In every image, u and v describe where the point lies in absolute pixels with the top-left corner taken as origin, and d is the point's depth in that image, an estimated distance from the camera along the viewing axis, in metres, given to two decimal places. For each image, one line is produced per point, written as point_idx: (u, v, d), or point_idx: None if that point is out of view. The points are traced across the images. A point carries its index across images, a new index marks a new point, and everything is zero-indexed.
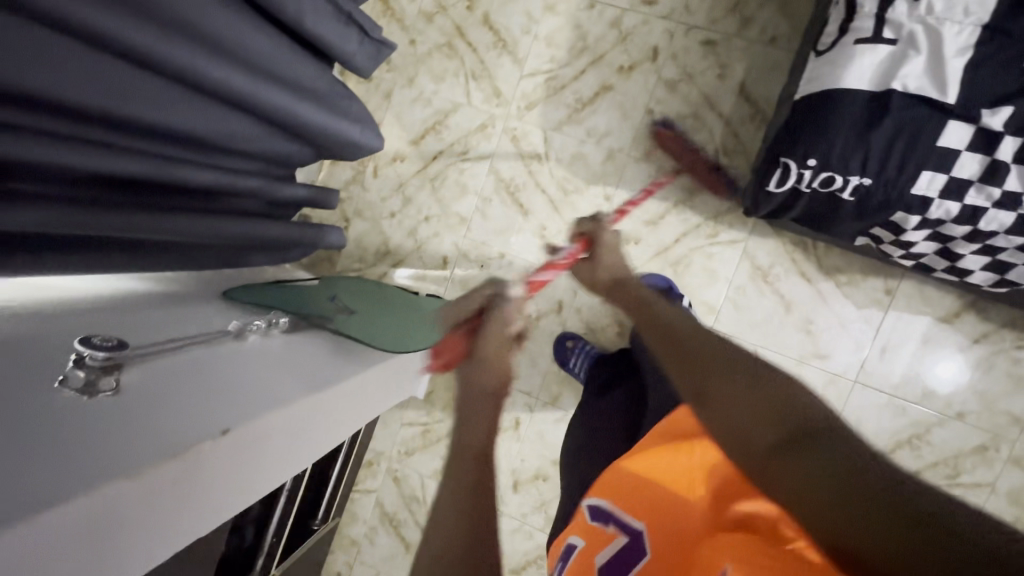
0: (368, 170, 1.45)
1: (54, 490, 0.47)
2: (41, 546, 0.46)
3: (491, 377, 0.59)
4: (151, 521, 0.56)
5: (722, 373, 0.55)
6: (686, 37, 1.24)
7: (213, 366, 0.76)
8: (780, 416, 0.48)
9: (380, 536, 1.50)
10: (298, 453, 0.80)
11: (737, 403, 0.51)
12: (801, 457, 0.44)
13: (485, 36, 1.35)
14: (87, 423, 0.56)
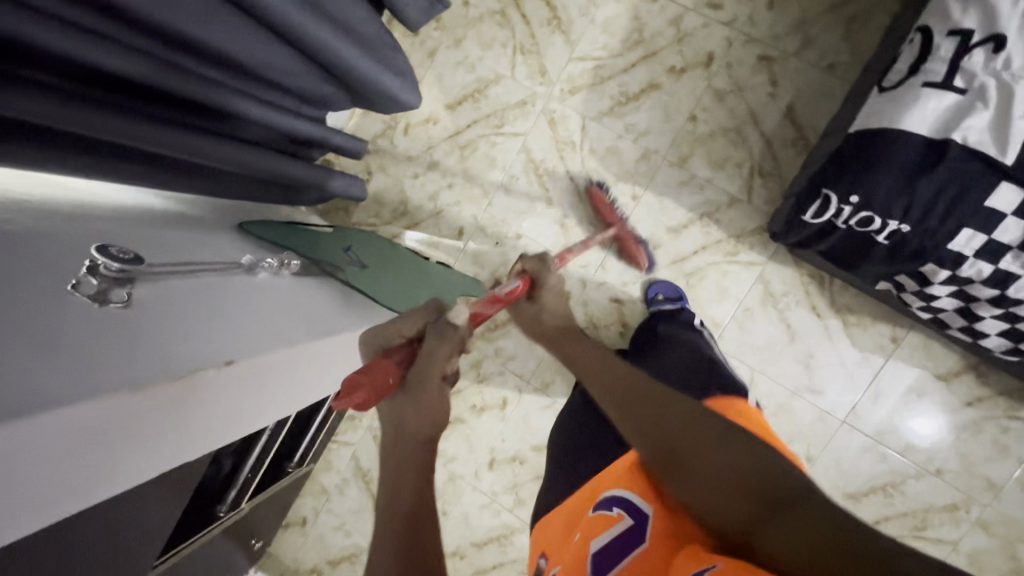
0: (399, 126, 1.43)
1: (60, 391, 0.47)
2: (41, 445, 0.45)
3: (423, 420, 0.52)
4: (148, 438, 0.56)
5: (682, 435, 0.51)
6: (745, 48, 1.22)
7: (221, 296, 0.75)
8: (754, 482, 0.46)
9: (351, 488, 1.52)
10: (299, 394, 0.80)
11: (710, 473, 0.48)
12: (796, 525, 0.43)
13: (540, 11, 1.32)
14: (95, 331, 0.55)
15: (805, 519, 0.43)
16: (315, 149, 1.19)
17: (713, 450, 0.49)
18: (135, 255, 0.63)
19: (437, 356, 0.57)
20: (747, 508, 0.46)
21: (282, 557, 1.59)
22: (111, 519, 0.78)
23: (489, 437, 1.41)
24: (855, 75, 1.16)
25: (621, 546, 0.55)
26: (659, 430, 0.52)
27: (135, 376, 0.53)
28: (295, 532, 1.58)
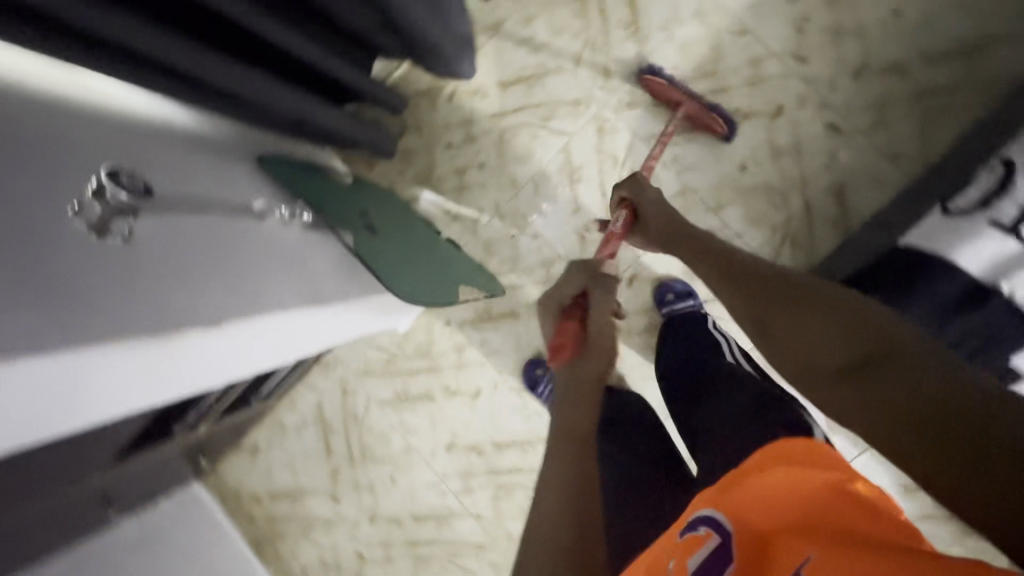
0: (445, 89, 1.36)
1: (37, 341, 0.44)
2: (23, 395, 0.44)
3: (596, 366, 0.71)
4: (128, 387, 0.54)
5: (785, 313, 0.55)
6: (816, 112, 1.17)
7: (225, 239, 0.73)
8: (851, 339, 0.48)
9: (307, 431, 1.53)
10: (287, 351, 0.79)
11: (800, 352, 0.52)
12: (868, 382, 0.44)
13: (621, 13, 1.25)
14: (89, 271, 0.53)
15: (886, 377, 0.43)
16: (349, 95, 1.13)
17: (812, 317, 0.52)
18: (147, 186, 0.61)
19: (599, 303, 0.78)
20: (836, 360, 0.48)
21: (224, 479, 1.60)
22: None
23: (454, 421, 1.41)
24: (915, 171, 1.13)
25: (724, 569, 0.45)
26: (762, 314, 0.58)
27: (120, 331, 0.51)
28: (244, 457, 1.59)
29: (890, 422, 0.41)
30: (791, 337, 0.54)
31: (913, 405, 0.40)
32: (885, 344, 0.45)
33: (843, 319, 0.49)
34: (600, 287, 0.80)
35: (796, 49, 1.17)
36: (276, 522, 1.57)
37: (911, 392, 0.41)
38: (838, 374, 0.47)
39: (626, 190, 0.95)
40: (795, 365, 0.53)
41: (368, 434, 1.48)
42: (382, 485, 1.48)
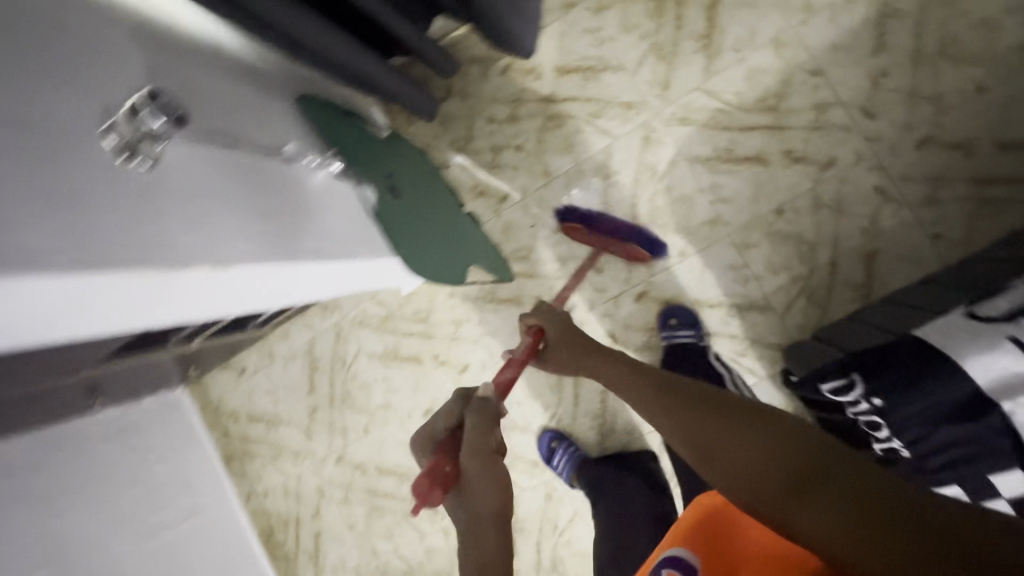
0: (499, 61, 1.33)
1: (46, 258, 0.45)
2: (29, 308, 0.45)
3: (490, 502, 0.65)
4: (132, 312, 0.56)
5: (720, 432, 0.61)
6: (868, 173, 1.13)
7: (249, 180, 0.73)
8: (785, 460, 0.54)
9: (294, 365, 1.57)
10: (289, 298, 0.80)
11: (740, 473, 0.56)
12: (802, 496, 0.51)
13: (697, 24, 1.20)
14: (110, 192, 0.53)
15: (826, 486, 0.50)
16: (403, 48, 1.10)
17: (743, 442, 0.58)
18: (185, 115, 0.56)
19: (480, 437, 0.71)
20: (777, 483, 0.53)
21: (207, 391, 1.65)
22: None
23: (436, 390, 1.44)
24: (953, 257, 1.10)
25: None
26: (694, 434, 0.63)
27: (128, 261, 0.51)
28: (230, 375, 1.64)
29: (840, 531, 0.47)
30: (737, 463, 0.57)
31: (857, 515, 0.46)
32: (812, 460, 0.53)
33: (767, 439, 0.57)
34: (474, 410, 0.74)
35: (866, 104, 1.12)
36: (248, 442, 1.63)
37: (848, 502, 0.48)
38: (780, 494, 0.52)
39: (533, 316, 0.96)
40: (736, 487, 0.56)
41: (352, 382, 1.51)
42: (355, 433, 1.53)
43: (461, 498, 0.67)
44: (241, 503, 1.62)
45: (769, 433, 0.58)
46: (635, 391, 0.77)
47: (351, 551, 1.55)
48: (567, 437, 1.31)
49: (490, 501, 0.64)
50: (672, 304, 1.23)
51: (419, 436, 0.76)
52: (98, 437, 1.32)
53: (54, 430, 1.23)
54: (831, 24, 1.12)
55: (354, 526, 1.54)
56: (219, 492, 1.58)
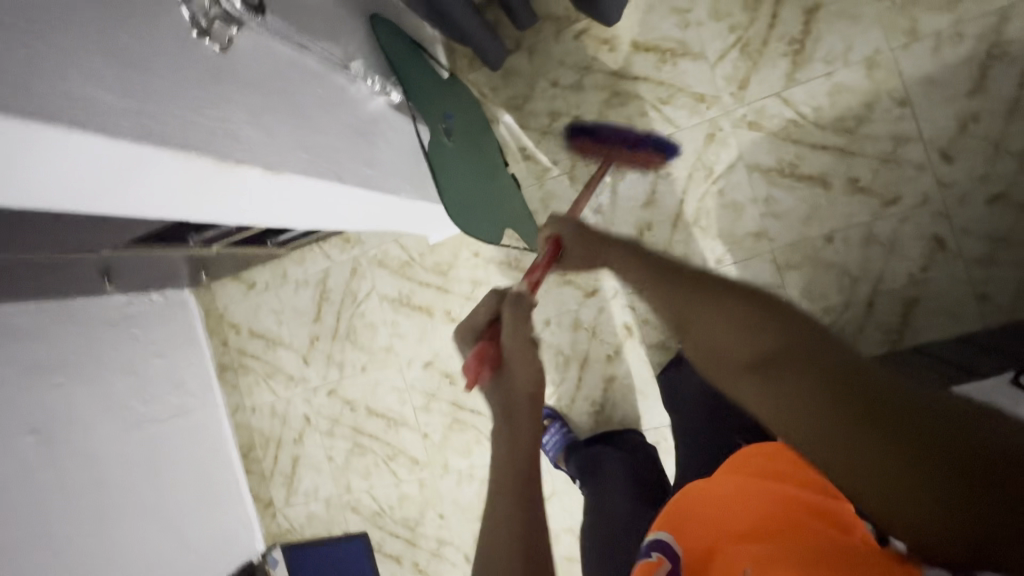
0: (575, 23, 1.26)
1: (109, 118, 0.42)
2: (84, 165, 0.42)
3: (526, 382, 0.62)
4: (178, 196, 0.53)
5: (718, 325, 0.47)
6: (930, 218, 1.09)
7: (310, 88, 0.70)
8: (810, 364, 0.40)
9: (305, 291, 1.55)
10: (325, 218, 0.77)
11: (721, 354, 0.45)
12: (800, 375, 0.39)
13: (791, 26, 1.13)
14: (182, 67, 0.50)
15: (865, 401, 0.36)
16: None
17: (757, 338, 0.44)
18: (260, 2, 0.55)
19: (516, 331, 0.66)
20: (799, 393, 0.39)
21: (213, 299, 1.64)
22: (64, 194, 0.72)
23: (440, 344, 1.43)
24: (995, 321, 1.06)
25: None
26: (687, 318, 0.50)
27: (189, 140, 0.48)
28: (238, 288, 1.62)
29: (842, 435, 0.36)
30: (737, 367, 0.44)
31: (907, 444, 0.34)
32: (849, 371, 0.38)
33: (768, 318, 0.44)
34: (510, 304, 0.69)
35: (946, 146, 1.07)
36: (244, 357, 1.63)
37: (856, 395, 0.37)
38: (774, 377, 0.41)
39: (549, 227, 0.81)
40: (718, 372, 0.46)
41: (359, 319, 1.50)
42: (352, 369, 1.52)
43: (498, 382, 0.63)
44: (227, 413, 1.63)
45: (789, 331, 0.43)
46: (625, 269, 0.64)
47: (326, 481, 1.56)
48: (561, 417, 1.31)
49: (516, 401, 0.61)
50: None
51: (462, 331, 0.72)
52: (105, 319, 1.35)
53: (66, 305, 1.27)
54: (933, 54, 1.06)
55: (334, 459, 1.55)
56: (208, 399, 1.59)
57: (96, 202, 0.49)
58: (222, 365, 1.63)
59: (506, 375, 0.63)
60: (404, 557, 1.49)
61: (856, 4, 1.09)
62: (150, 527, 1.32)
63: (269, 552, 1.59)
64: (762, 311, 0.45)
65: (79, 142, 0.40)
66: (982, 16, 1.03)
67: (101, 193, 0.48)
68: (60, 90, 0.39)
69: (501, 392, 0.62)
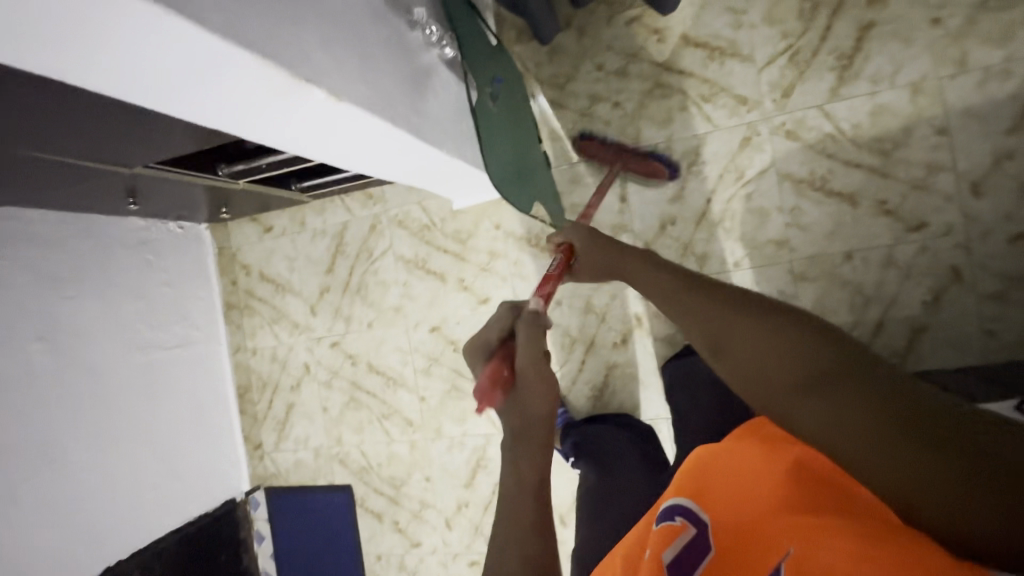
0: (628, 9, 1.26)
1: (202, 8, 0.42)
2: (162, 48, 0.43)
3: (540, 410, 0.53)
4: (237, 103, 0.54)
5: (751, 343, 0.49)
6: (951, 249, 1.10)
7: (376, 25, 0.70)
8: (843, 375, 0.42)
9: (322, 242, 1.55)
10: (357, 156, 0.78)
11: (755, 373, 0.47)
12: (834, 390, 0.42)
13: (843, 41, 1.13)
14: None
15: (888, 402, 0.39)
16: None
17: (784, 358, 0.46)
18: None
19: (538, 350, 0.58)
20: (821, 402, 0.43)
21: (228, 238, 1.63)
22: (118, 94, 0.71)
23: (449, 311, 1.44)
24: (997, 358, 1.08)
25: (700, 556, 0.49)
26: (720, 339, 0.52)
27: (270, 52, 0.49)
28: (254, 229, 1.61)
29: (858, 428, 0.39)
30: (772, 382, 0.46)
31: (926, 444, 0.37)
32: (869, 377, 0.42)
33: (802, 333, 0.47)
34: (526, 321, 0.62)
35: (978, 181, 1.08)
36: (251, 299, 1.63)
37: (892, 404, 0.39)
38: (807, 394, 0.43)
39: (560, 233, 0.78)
40: (751, 391, 0.48)
41: (372, 276, 1.51)
42: (359, 325, 1.53)
43: (512, 406, 0.54)
44: (229, 351, 1.64)
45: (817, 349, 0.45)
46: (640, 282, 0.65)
47: (318, 431, 1.58)
48: (559, 398, 1.33)
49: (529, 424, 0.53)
50: None
51: (471, 345, 0.61)
52: (120, 240, 1.34)
53: (83, 220, 1.27)
54: (979, 87, 1.07)
55: (329, 410, 1.57)
56: (212, 335, 1.60)
57: (164, 93, 0.50)
58: (229, 304, 1.64)
59: (521, 397, 0.54)
60: (386, 514, 1.52)
61: (911, 27, 1.09)
62: (142, 451, 1.33)
63: (252, 493, 1.61)
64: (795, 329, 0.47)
65: (168, 24, 0.40)
66: None
67: (170, 83, 0.48)
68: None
69: (515, 414, 0.54)
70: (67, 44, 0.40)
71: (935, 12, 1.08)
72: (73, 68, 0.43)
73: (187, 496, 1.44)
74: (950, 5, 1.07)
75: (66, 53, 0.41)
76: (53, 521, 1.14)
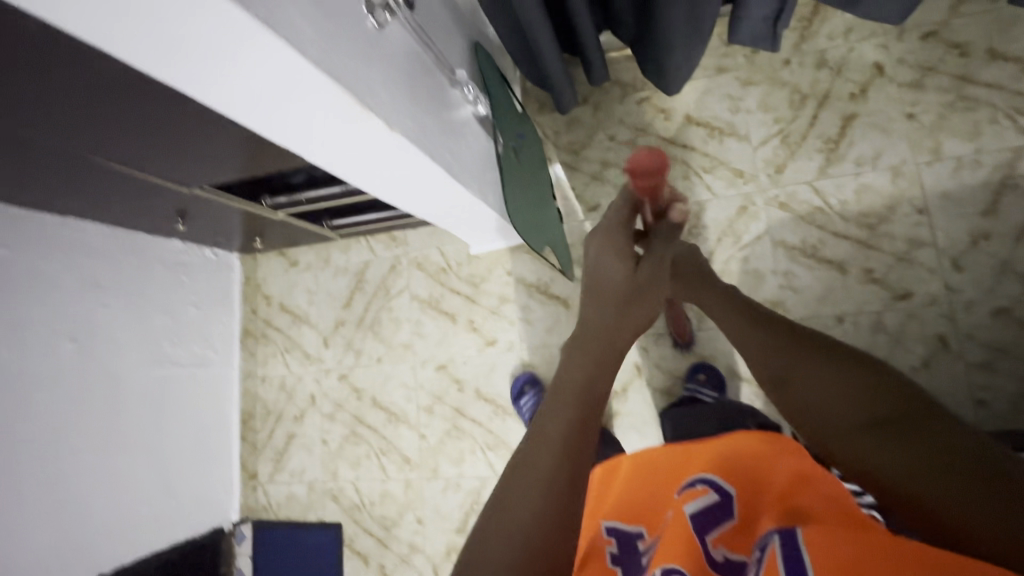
0: (638, 91, 1.42)
1: (297, 36, 0.54)
2: (261, 63, 0.54)
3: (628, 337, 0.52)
4: (308, 119, 0.66)
5: (800, 362, 0.45)
6: (937, 318, 1.16)
7: (426, 79, 0.84)
8: (864, 396, 0.39)
9: (343, 278, 1.65)
10: (391, 182, 0.90)
11: (806, 405, 0.42)
12: (854, 401, 0.39)
13: (829, 128, 1.27)
14: (353, 37, 0.65)
15: (914, 425, 0.35)
16: (574, 30, 1.21)
17: (821, 377, 0.42)
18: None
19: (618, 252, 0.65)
20: (850, 421, 0.39)
21: (255, 269, 1.73)
22: (200, 113, 0.84)
23: (457, 352, 1.49)
24: (988, 426, 1.11)
25: (717, 521, 0.49)
26: (778, 368, 0.46)
27: (335, 73, 0.60)
28: (281, 263, 1.71)
29: (877, 440, 0.36)
30: (808, 391, 0.43)
31: (944, 448, 0.33)
32: (901, 396, 0.38)
33: (846, 367, 0.42)
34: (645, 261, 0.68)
35: (958, 257, 1.17)
36: (268, 328, 1.69)
37: (942, 448, 0.33)
38: (849, 430, 0.38)
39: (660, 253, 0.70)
40: (800, 423, 0.43)
41: (387, 313, 1.58)
42: (368, 359, 1.58)
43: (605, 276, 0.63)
44: (239, 377, 1.69)
45: (860, 375, 0.41)
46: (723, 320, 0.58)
47: (315, 464, 1.58)
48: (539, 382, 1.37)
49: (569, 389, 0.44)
50: (705, 362, 1.28)
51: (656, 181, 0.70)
52: (163, 257, 1.46)
53: (131, 237, 1.38)
54: (953, 173, 1.19)
55: (328, 443, 1.58)
56: (226, 358, 1.66)
57: (250, 107, 0.62)
58: (246, 331, 1.71)
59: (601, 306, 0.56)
60: (373, 556, 1.48)
61: (888, 120, 1.24)
62: (139, 464, 1.35)
63: (238, 525, 1.59)
64: (838, 351, 0.44)
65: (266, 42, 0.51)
66: (1000, 150, 1.16)
67: (257, 99, 0.61)
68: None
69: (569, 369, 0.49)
70: (176, 52, 0.51)
71: (909, 108, 1.23)
72: (189, 77, 0.56)
73: (174, 517, 1.43)
74: (922, 104, 1.22)
75: (187, 66, 0.54)
76: (44, 519, 1.14)
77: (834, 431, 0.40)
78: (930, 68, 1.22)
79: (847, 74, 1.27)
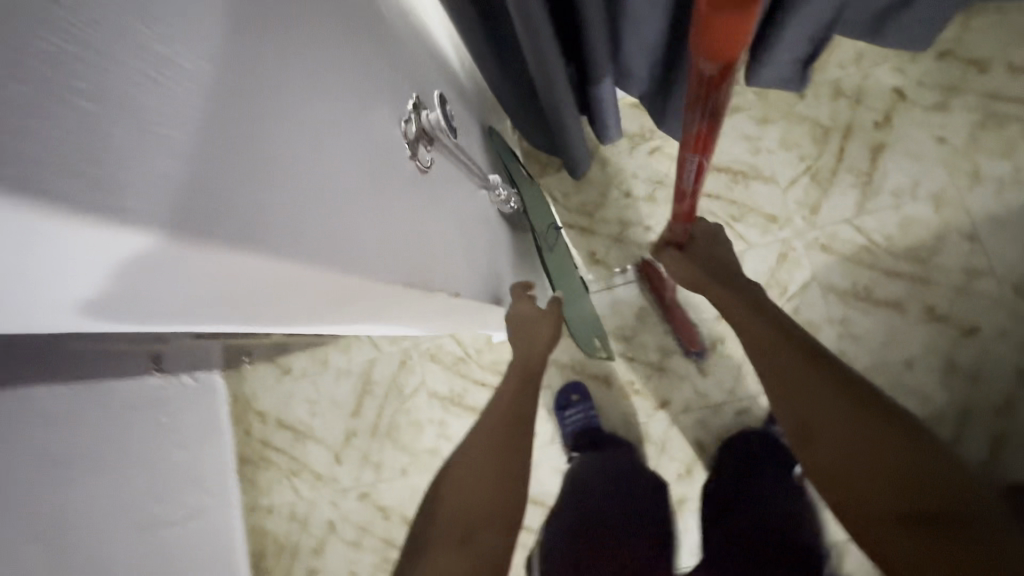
0: (648, 141, 1.31)
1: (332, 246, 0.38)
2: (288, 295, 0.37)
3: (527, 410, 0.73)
4: (338, 315, 0.49)
5: (837, 434, 0.59)
6: (1009, 351, 1.10)
7: (461, 201, 0.71)
8: (902, 489, 0.53)
9: (346, 381, 1.46)
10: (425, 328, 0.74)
11: (842, 474, 0.57)
12: (892, 489, 0.54)
13: (859, 161, 1.20)
14: (398, 198, 0.51)
15: (944, 529, 0.50)
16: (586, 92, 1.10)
17: (862, 462, 0.56)
18: (441, 129, 0.58)
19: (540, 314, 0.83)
20: (887, 508, 0.53)
21: (241, 383, 1.52)
22: None
23: None
24: None
25: None
26: (817, 428, 0.60)
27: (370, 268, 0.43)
28: (271, 372, 1.51)
29: (913, 539, 0.51)
30: (844, 464, 0.57)
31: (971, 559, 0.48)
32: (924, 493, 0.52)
33: (884, 446, 0.56)
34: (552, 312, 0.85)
35: (1018, 282, 1.11)
36: (268, 449, 1.49)
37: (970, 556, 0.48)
38: (887, 518, 0.53)
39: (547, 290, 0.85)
40: (831, 482, 0.58)
41: (404, 416, 1.41)
42: (390, 472, 1.40)
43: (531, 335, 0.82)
44: (240, 513, 1.47)
45: (894, 462, 0.55)
46: (765, 365, 0.69)
47: None
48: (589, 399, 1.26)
49: (494, 434, 0.70)
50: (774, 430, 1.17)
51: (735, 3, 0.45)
52: (144, 406, 1.20)
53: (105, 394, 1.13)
54: (995, 196, 1.14)
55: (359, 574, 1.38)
56: (224, 497, 1.43)
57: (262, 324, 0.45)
58: (242, 457, 1.49)
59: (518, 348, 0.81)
60: None
61: (920, 146, 1.18)
62: None
63: None
64: (879, 426, 0.58)
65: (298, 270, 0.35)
66: None
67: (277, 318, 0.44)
68: (151, 42, 0.26)
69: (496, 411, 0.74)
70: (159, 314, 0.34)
71: (939, 132, 1.17)
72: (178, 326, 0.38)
73: None
74: (951, 126, 1.16)
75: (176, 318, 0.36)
76: None
77: (874, 516, 0.54)
78: (953, 87, 1.17)
79: (868, 101, 1.20)
